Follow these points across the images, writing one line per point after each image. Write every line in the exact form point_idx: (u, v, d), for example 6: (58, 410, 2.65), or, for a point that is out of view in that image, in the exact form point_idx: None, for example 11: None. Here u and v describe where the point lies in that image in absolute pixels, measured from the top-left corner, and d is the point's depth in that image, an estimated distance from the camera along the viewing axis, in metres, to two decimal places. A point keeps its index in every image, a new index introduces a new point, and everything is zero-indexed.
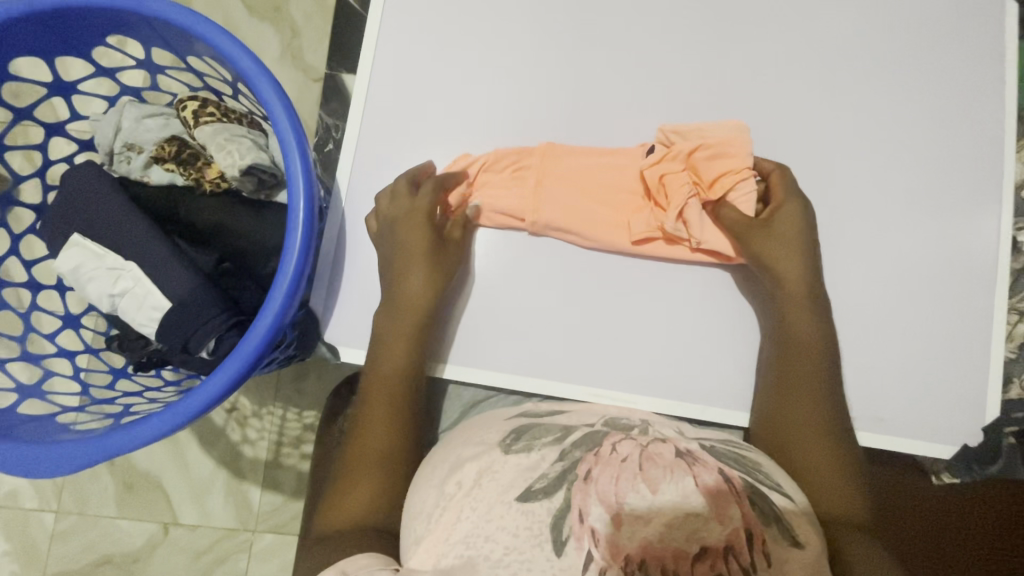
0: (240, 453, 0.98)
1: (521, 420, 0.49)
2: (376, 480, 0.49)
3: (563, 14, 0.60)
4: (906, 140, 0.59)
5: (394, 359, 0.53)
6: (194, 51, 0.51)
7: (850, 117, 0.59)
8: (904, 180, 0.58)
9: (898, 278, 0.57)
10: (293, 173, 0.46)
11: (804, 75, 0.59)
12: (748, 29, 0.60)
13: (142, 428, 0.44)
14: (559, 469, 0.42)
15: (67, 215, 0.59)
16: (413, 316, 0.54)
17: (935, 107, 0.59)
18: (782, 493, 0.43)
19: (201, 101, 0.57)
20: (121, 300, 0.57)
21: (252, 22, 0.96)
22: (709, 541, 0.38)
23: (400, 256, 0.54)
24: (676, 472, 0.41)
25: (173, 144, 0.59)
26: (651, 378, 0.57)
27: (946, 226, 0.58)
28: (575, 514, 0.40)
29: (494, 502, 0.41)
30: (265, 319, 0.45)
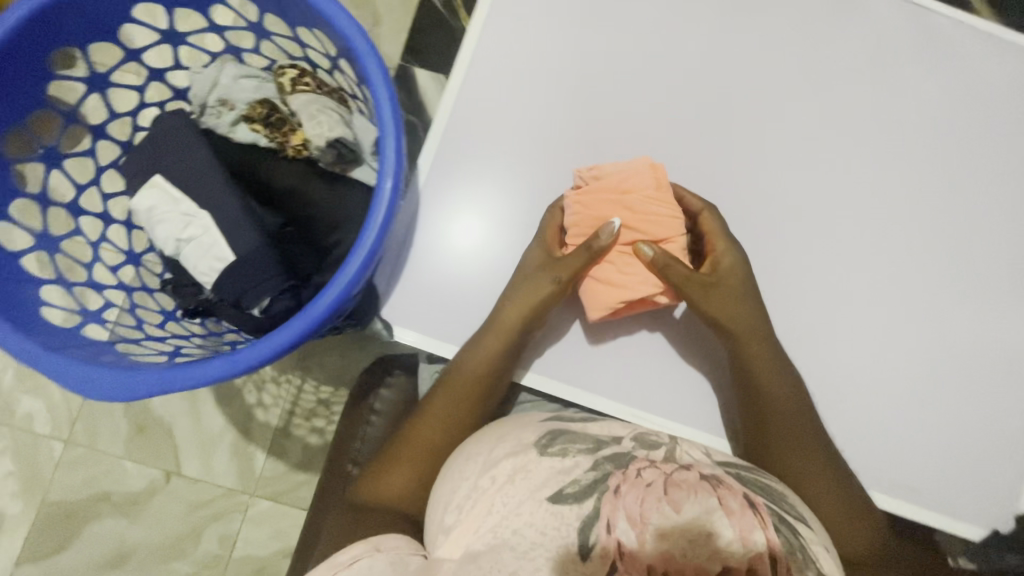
0: (252, 415, 0.99)
1: (554, 424, 0.49)
2: (417, 470, 0.51)
3: (655, 45, 0.62)
4: (969, 221, 0.60)
5: (483, 371, 0.55)
6: (307, 23, 0.53)
7: (918, 190, 0.60)
8: (964, 257, 0.59)
9: (946, 353, 0.58)
10: (386, 150, 0.47)
11: (879, 140, 0.61)
12: (831, 90, 0.61)
13: (202, 368, 0.45)
14: (591, 478, 0.43)
15: (152, 157, 0.61)
16: (514, 337, 0.55)
17: (1002, 193, 0.60)
18: (806, 525, 0.44)
19: (299, 70, 0.59)
20: (187, 246, 0.59)
21: None
22: (732, 563, 0.39)
23: (515, 274, 0.57)
24: (700, 493, 0.41)
25: (264, 106, 0.60)
26: (683, 408, 0.58)
27: (999, 310, 0.58)
28: (602, 524, 0.40)
29: (525, 499, 0.42)
30: (339, 281, 0.46)
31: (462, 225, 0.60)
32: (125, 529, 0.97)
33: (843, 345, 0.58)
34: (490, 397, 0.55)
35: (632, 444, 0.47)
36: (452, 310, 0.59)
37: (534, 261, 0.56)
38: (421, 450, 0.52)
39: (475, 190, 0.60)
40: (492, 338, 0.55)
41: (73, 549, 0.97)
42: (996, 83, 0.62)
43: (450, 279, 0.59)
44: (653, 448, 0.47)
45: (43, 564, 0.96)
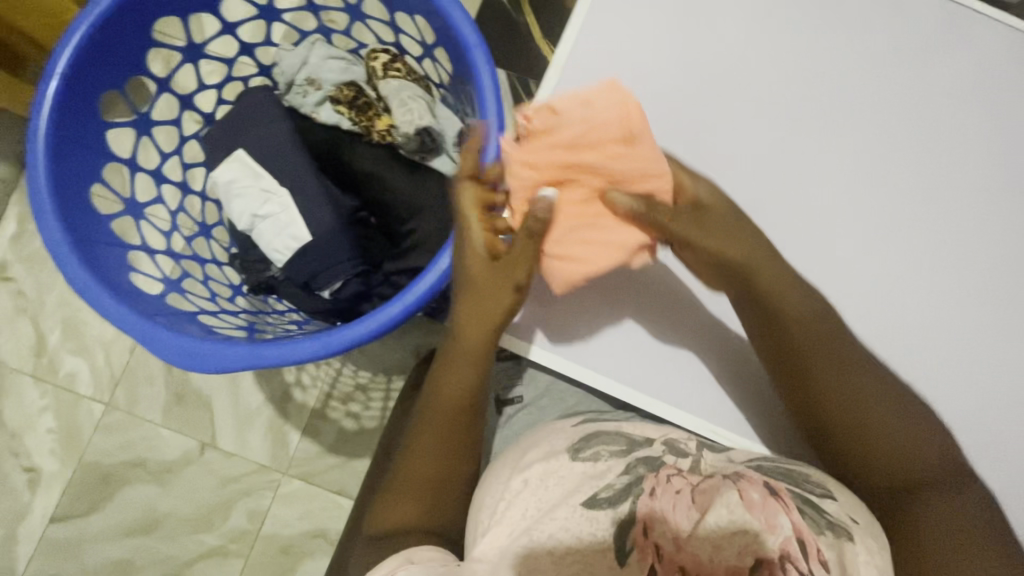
0: (289, 394, 0.99)
1: (589, 426, 0.49)
2: (414, 501, 0.45)
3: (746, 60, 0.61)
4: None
5: (463, 384, 0.47)
6: (411, 8, 0.53)
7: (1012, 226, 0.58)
8: None
9: None
10: (489, 144, 0.48)
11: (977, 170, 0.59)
12: (949, 103, 0.56)
13: (293, 347, 0.45)
14: (625, 482, 0.44)
15: (235, 132, 0.61)
16: (486, 339, 0.47)
17: None
18: (834, 499, 0.43)
19: (390, 55, 0.59)
20: (261, 222, 0.59)
21: None
22: (762, 551, 0.39)
23: (456, 292, 0.47)
24: (721, 490, 0.42)
25: (351, 89, 0.60)
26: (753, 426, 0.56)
27: None
28: (638, 528, 0.42)
29: (560, 502, 0.43)
30: (438, 267, 0.48)
31: None
32: (157, 495, 0.98)
33: (932, 376, 0.55)
34: (479, 407, 0.48)
35: (661, 449, 0.47)
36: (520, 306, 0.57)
37: (471, 279, 0.45)
38: (428, 474, 0.46)
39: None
40: (462, 345, 0.47)
41: (104, 510, 0.98)
42: None
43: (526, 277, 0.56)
44: (682, 454, 0.47)
45: (74, 524, 0.97)
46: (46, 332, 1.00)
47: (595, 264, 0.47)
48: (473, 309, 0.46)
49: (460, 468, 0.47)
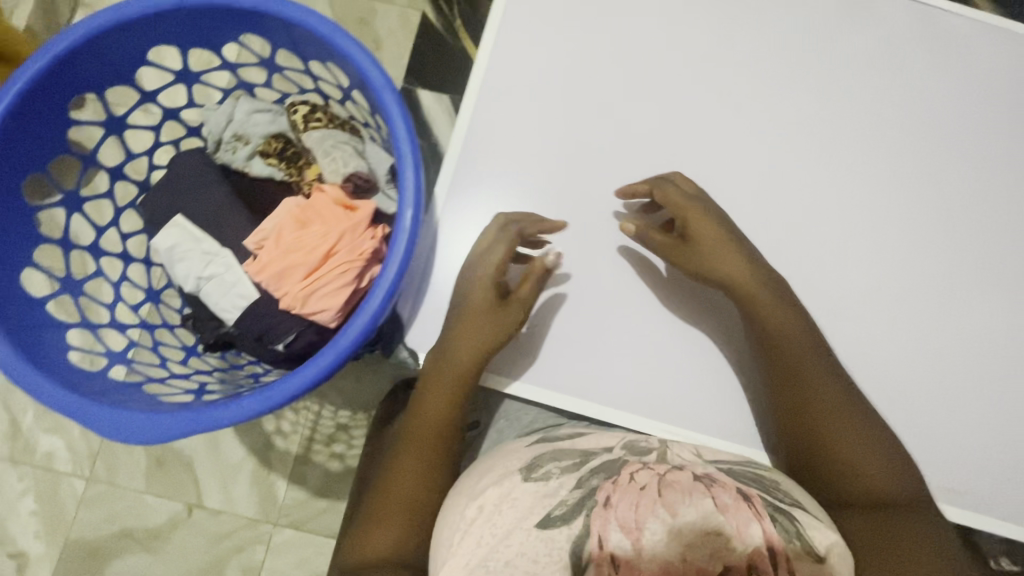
0: (270, 444, 0.99)
1: (542, 447, 0.51)
2: (392, 525, 0.48)
3: (658, 62, 0.63)
4: (968, 217, 0.62)
5: (445, 403, 0.52)
6: (320, 56, 0.54)
7: (917, 190, 0.62)
8: (970, 256, 0.62)
9: (961, 352, 0.60)
10: (406, 181, 0.47)
11: (885, 141, 0.63)
12: (833, 100, 0.63)
13: (234, 407, 0.45)
14: (578, 496, 0.45)
15: (172, 197, 0.62)
16: (467, 368, 0.53)
17: (993, 190, 0.63)
18: (803, 510, 0.46)
19: (310, 105, 0.60)
20: (209, 283, 0.60)
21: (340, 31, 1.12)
22: (730, 560, 0.42)
23: (454, 324, 0.53)
24: (694, 495, 0.44)
25: (279, 141, 0.61)
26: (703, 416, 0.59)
27: (1001, 306, 0.61)
28: (594, 540, 0.43)
29: (513, 528, 0.44)
30: (365, 312, 0.46)
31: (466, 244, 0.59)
32: (148, 564, 0.97)
33: (859, 345, 0.59)
34: (459, 428, 0.53)
35: (621, 452, 0.50)
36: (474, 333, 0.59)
37: (481, 312, 0.53)
38: (408, 492, 0.50)
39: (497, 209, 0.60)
40: (442, 372, 0.53)
41: None
42: (978, 82, 0.65)
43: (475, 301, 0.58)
44: (642, 454, 0.50)
45: None
46: (18, 414, 0.99)
47: (322, 299, 0.57)
48: (471, 334, 0.53)
49: (431, 491, 0.50)
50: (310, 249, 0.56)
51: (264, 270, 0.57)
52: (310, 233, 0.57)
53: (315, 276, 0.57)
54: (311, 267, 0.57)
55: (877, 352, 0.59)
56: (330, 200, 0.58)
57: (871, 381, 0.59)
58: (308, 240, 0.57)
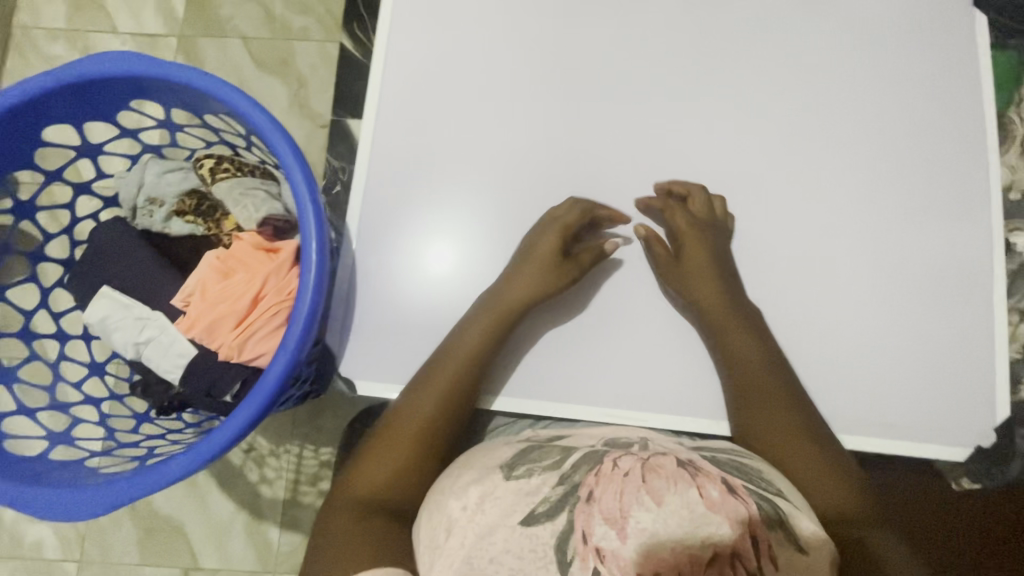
0: (258, 493, 0.99)
1: (531, 442, 0.52)
2: (394, 463, 0.51)
3: (548, 37, 0.60)
4: (903, 134, 0.57)
5: (476, 348, 0.54)
6: (211, 108, 0.54)
7: (849, 117, 0.57)
8: (921, 175, 0.56)
9: (929, 282, 0.54)
10: (304, 216, 0.47)
11: (805, 71, 0.58)
12: (736, 39, 0.59)
13: (168, 466, 0.46)
14: (560, 492, 0.44)
15: (96, 270, 0.62)
16: (512, 313, 0.55)
17: (935, 97, 0.57)
18: (787, 499, 0.45)
19: (216, 158, 0.60)
20: (147, 348, 0.60)
21: (262, 74, 1.15)
22: (718, 546, 0.41)
23: (511, 270, 0.56)
24: (680, 483, 0.43)
25: (192, 197, 0.61)
26: (651, 395, 0.56)
27: (965, 224, 0.55)
28: (579, 535, 0.42)
29: (497, 524, 0.44)
30: (282, 353, 0.46)
31: (422, 258, 0.57)
32: None
33: (808, 295, 0.55)
34: (484, 376, 0.55)
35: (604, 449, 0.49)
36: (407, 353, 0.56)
37: (542, 267, 0.55)
38: (418, 430, 0.53)
39: (426, 224, 0.58)
40: (480, 316, 0.55)
41: None
42: None
43: (402, 319, 0.56)
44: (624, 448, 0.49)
45: None
46: None
47: (256, 345, 0.57)
48: (526, 281, 0.55)
49: (439, 435, 0.53)
50: (236, 298, 0.57)
51: (193, 325, 0.58)
52: (235, 282, 0.57)
53: (246, 323, 0.57)
54: (239, 315, 0.57)
55: (829, 300, 0.55)
56: (249, 246, 0.58)
57: (819, 330, 0.55)
58: (233, 289, 0.57)
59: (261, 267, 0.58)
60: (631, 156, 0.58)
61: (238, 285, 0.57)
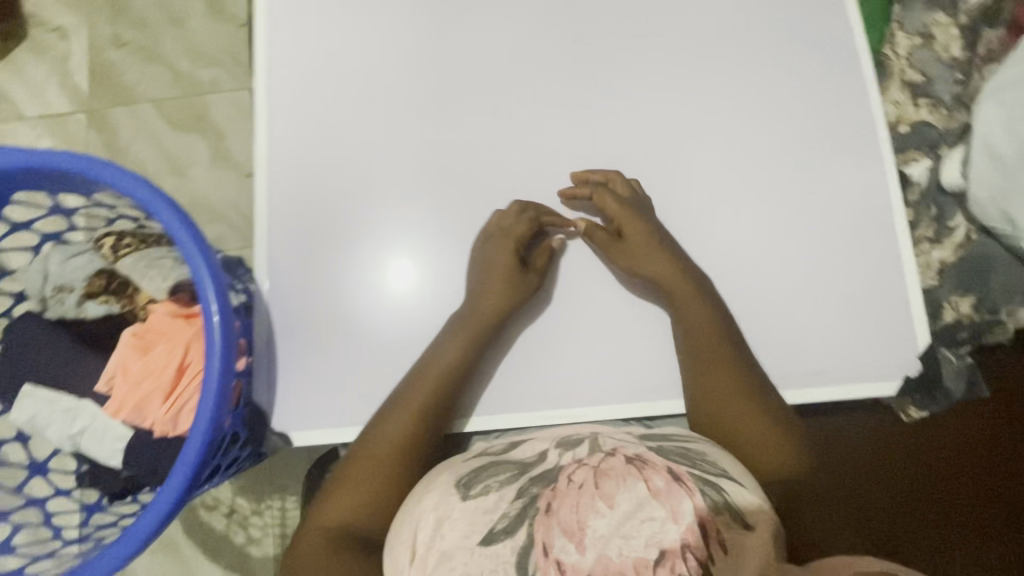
0: (247, 554, 0.97)
1: (478, 460, 0.52)
2: (366, 490, 0.50)
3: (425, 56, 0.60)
4: (784, 91, 0.58)
5: (460, 357, 0.54)
6: (92, 188, 0.53)
7: (728, 84, 0.58)
8: (806, 127, 0.57)
9: (833, 229, 0.55)
10: (201, 282, 0.47)
11: (680, 47, 0.59)
12: (610, 27, 0.59)
13: (102, 558, 0.45)
14: (519, 506, 0.46)
15: (16, 368, 0.60)
16: (489, 326, 0.55)
17: (806, 50, 0.58)
18: (731, 479, 0.47)
19: (116, 234, 0.58)
20: (82, 438, 0.59)
21: (178, 134, 1.12)
22: (666, 543, 0.42)
23: (484, 277, 0.56)
24: (628, 481, 0.45)
25: (101, 277, 0.60)
26: (588, 388, 0.56)
27: (855, 167, 0.56)
28: (539, 549, 0.43)
29: (457, 547, 0.44)
30: (199, 425, 0.45)
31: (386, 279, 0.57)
32: None
33: (721, 263, 0.56)
34: (457, 393, 0.54)
35: (556, 455, 0.50)
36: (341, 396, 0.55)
37: (507, 269, 0.56)
38: (392, 451, 0.52)
39: (378, 245, 0.57)
40: (462, 330, 0.55)
41: None
42: None
43: (330, 363, 0.55)
44: (574, 447, 0.50)
45: None
46: None
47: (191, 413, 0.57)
48: (501, 286, 0.56)
49: (411, 458, 0.52)
50: (161, 371, 0.56)
51: (121, 406, 0.57)
52: (157, 356, 0.56)
53: (176, 395, 0.56)
54: (168, 388, 0.56)
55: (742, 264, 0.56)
56: (164, 314, 0.57)
57: (738, 295, 0.56)
58: (156, 362, 0.56)
59: (181, 335, 0.57)
60: (527, 158, 0.58)
61: (161, 358, 0.56)
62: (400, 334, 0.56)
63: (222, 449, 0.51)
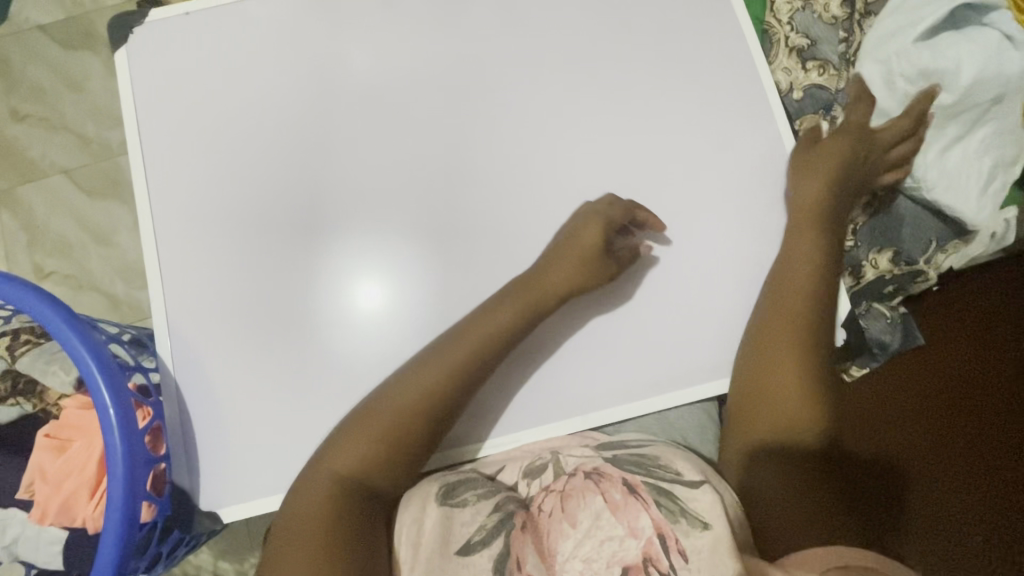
0: None
1: (465, 474, 0.53)
2: (375, 453, 0.48)
3: (305, 101, 0.59)
4: (668, 78, 0.57)
5: (494, 336, 0.52)
6: None
7: (611, 80, 0.58)
8: (696, 111, 0.57)
9: (737, 210, 0.55)
10: (88, 375, 0.44)
11: (557, 51, 0.58)
12: (489, 44, 0.59)
13: None
14: (496, 519, 0.48)
15: None
16: (537, 307, 0.53)
17: (683, 34, 0.58)
18: (684, 480, 0.46)
19: (13, 334, 0.58)
20: (17, 547, 0.57)
21: (95, 203, 1.08)
22: (628, 559, 0.41)
23: (550, 249, 0.54)
24: (587, 498, 0.45)
25: (5, 380, 0.57)
26: (522, 409, 0.55)
27: (750, 144, 0.56)
28: (513, 562, 0.44)
29: (438, 556, 0.46)
30: (110, 525, 0.44)
31: (359, 297, 0.56)
32: None
33: (636, 259, 0.55)
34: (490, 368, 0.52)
35: (525, 485, 0.52)
36: (271, 464, 0.54)
37: (559, 253, 0.54)
38: (409, 412, 0.49)
39: (382, 258, 0.56)
40: (503, 307, 0.52)
41: None
42: None
43: (255, 431, 0.54)
44: (540, 474, 0.52)
45: None
46: None
47: None
48: (557, 264, 0.53)
49: (427, 424, 0.50)
50: (78, 468, 0.54)
51: (46, 511, 0.55)
52: (72, 451, 0.54)
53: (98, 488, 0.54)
54: (85, 484, 0.54)
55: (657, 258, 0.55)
56: (75, 409, 0.55)
57: (658, 290, 0.55)
58: (74, 460, 0.54)
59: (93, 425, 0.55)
60: (424, 186, 0.57)
61: (76, 453, 0.54)
62: (375, 348, 0.55)
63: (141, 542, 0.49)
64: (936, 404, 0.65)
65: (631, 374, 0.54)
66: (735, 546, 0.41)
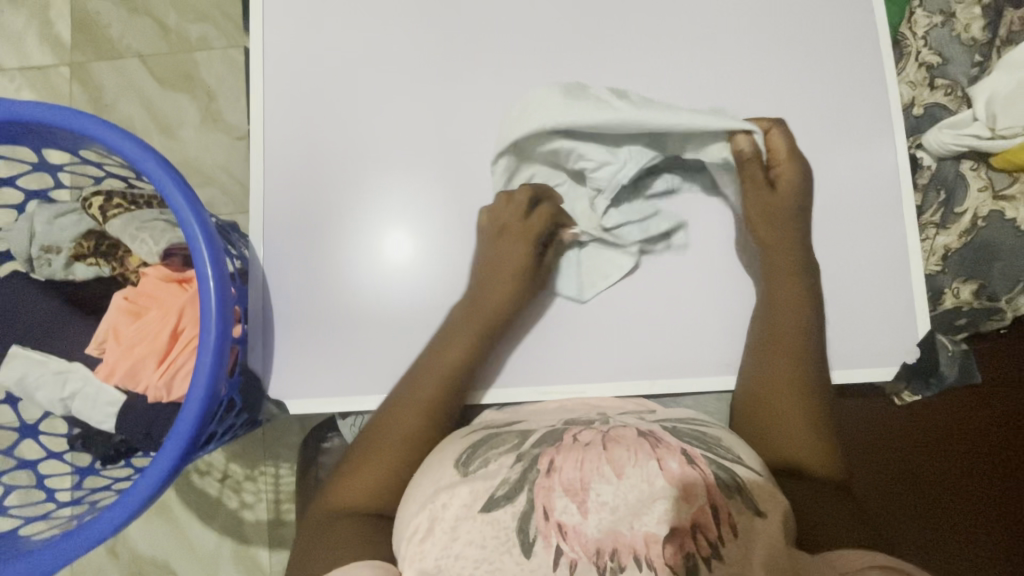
0: (241, 519, 0.98)
1: (480, 431, 0.49)
2: (375, 471, 0.48)
3: (426, 18, 0.57)
4: (798, 66, 0.56)
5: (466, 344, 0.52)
6: (84, 146, 0.51)
7: (740, 58, 0.56)
8: (821, 104, 0.55)
9: (840, 212, 0.55)
10: (196, 245, 0.45)
11: (691, 17, 0.57)
12: None
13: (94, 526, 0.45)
14: (520, 471, 0.42)
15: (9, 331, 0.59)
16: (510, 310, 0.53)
17: (824, 24, 0.56)
18: (745, 464, 0.44)
19: (104, 195, 0.57)
20: (73, 403, 0.57)
21: (166, 93, 1.08)
22: (675, 522, 0.38)
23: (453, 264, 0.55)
24: (640, 456, 0.41)
25: (89, 239, 0.58)
26: (587, 366, 0.55)
27: (867, 149, 0.55)
28: (539, 513, 0.40)
29: (460, 519, 0.41)
30: (194, 393, 0.45)
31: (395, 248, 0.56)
32: None
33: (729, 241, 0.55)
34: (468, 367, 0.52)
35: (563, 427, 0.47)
36: (336, 369, 0.55)
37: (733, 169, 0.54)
38: (409, 427, 0.50)
39: (393, 217, 0.56)
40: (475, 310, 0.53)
41: None
42: None
43: (327, 335, 0.55)
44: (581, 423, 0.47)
45: None
46: None
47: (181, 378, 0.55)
48: (522, 273, 0.53)
49: (423, 435, 0.50)
50: (153, 335, 0.55)
51: (114, 371, 0.56)
52: (150, 319, 0.56)
53: (167, 359, 0.55)
54: (157, 352, 0.55)
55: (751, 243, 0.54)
56: (158, 279, 0.56)
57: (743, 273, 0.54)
58: (148, 327, 0.55)
59: (173, 297, 0.56)
60: None
61: (154, 321, 0.55)
62: (411, 293, 0.55)
63: (218, 417, 0.51)
64: (949, 456, 0.64)
65: (701, 352, 0.54)
66: (784, 540, 0.41)
